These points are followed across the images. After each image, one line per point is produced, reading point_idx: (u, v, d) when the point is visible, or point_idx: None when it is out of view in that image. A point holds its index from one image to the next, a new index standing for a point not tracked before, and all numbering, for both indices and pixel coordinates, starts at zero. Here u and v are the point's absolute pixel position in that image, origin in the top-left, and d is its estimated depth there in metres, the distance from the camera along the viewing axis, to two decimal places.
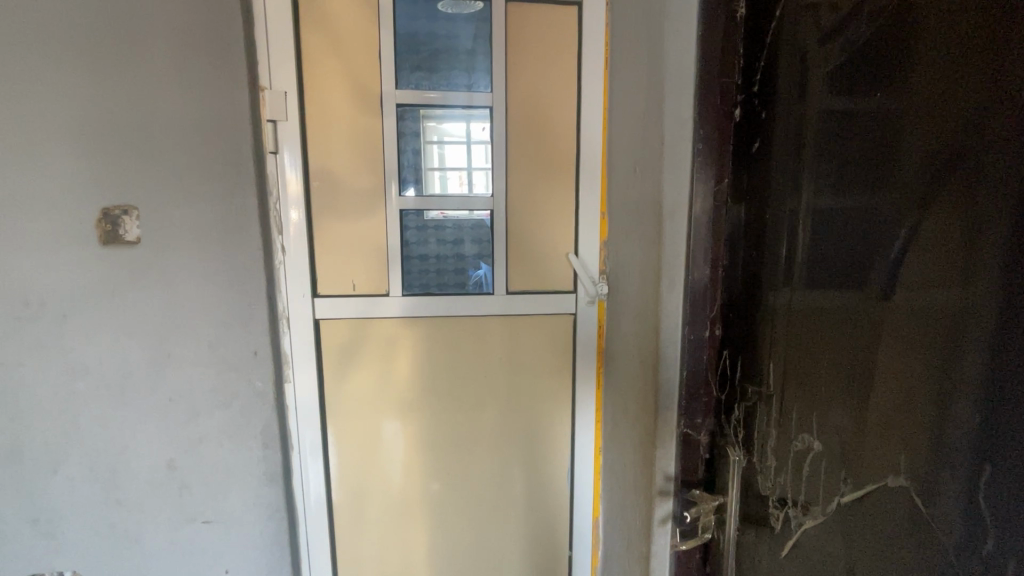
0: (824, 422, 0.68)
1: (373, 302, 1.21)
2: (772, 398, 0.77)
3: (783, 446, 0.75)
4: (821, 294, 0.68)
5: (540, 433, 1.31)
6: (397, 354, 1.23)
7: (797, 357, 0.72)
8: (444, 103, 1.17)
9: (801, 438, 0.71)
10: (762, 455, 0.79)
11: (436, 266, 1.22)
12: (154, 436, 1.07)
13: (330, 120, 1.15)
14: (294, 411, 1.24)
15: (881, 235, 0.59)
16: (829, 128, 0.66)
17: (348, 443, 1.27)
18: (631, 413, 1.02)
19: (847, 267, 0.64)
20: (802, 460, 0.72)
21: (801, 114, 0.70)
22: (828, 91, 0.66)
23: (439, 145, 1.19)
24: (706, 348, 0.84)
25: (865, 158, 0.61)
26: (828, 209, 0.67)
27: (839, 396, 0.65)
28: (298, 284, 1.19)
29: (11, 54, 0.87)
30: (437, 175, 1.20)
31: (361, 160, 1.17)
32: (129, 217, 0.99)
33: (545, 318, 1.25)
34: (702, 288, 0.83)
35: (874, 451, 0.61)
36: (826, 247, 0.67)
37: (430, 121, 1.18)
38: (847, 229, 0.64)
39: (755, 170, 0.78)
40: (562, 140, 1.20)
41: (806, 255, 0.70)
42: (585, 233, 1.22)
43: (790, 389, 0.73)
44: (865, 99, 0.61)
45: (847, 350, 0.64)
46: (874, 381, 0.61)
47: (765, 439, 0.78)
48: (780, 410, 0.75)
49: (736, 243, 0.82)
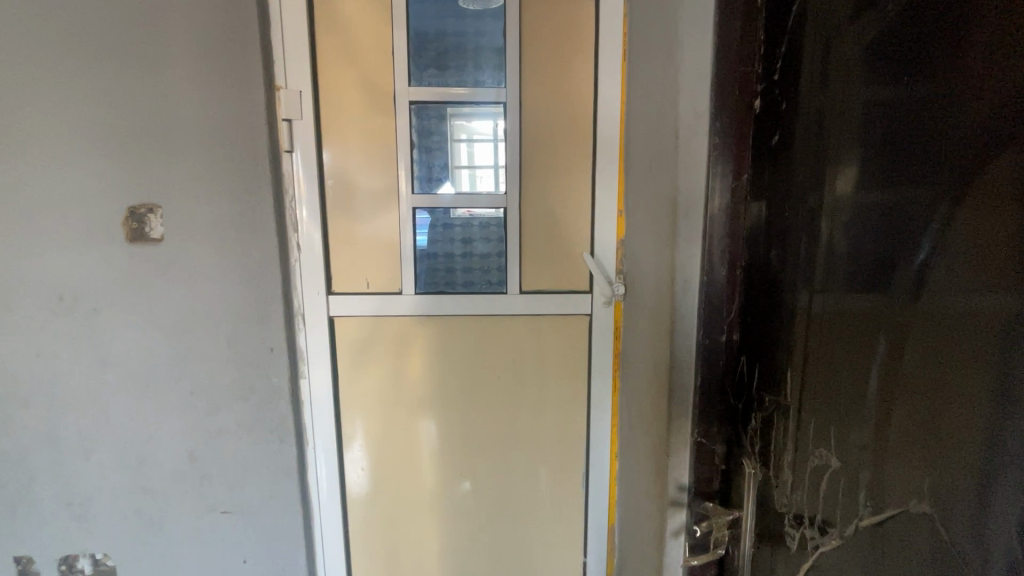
0: (843, 437, 0.63)
1: (386, 300, 1.20)
2: (790, 409, 0.71)
3: (801, 465, 0.70)
4: (844, 296, 0.63)
5: (555, 435, 1.28)
6: (410, 351, 1.23)
7: (818, 365, 0.67)
8: (473, 100, 1.16)
9: (819, 453, 0.66)
10: (778, 470, 0.74)
11: (458, 265, 1.21)
12: (176, 425, 1.12)
13: (344, 118, 1.15)
14: (310, 407, 1.23)
15: (910, 236, 0.54)
16: (857, 117, 0.61)
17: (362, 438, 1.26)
18: (646, 420, 0.97)
19: (873, 268, 0.59)
20: (820, 477, 0.67)
21: (824, 104, 0.66)
22: (856, 77, 0.61)
23: (468, 142, 1.18)
24: (723, 354, 0.80)
25: (894, 149, 0.56)
26: (854, 205, 0.61)
27: (860, 408, 0.60)
28: (313, 282, 1.18)
29: (60, 72, 0.99)
30: (465, 172, 1.18)
31: (375, 157, 1.16)
32: (153, 216, 1.05)
33: (560, 318, 1.22)
34: (717, 291, 0.79)
35: (896, 469, 0.56)
36: (850, 246, 0.62)
37: (459, 119, 1.17)
38: (874, 228, 0.59)
39: (778, 163, 0.73)
40: (578, 136, 1.17)
41: (829, 256, 0.65)
42: (601, 231, 1.18)
43: (809, 399, 0.68)
44: (898, 85, 0.56)
45: (870, 359, 0.59)
46: (900, 396, 0.55)
47: (782, 454, 0.73)
48: (798, 422, 0.70)
49: (754, 242, 0.77)
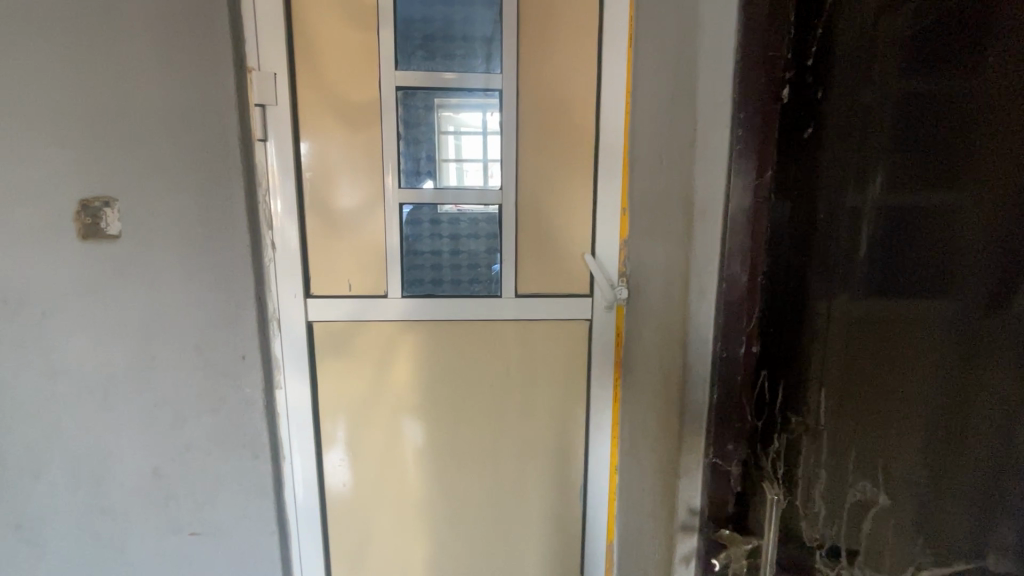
0: (894, 453, 0.63)
1: (370, 303, 1.11)
2: (822, 428, 0.68)
3: (835, 494, 0.69)
4: (882, 314, 0.62)
5: (551, 447, 1.20)
6: (396, 358, 1.14)
7: (848, 384, 0.65)
8: (460, 88, 1.07)
9: (866, 475, 0.65)
10: (807, 497, 0.71)
11: (446, 265, 1.12)
12: (138, 441, 1.02)
13: (324, 105, 1.05)
14: (286, 417, 1.13)
15: (967, 256, 0.56)
16: (897, 123, 0.59)
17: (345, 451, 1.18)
18: (653, 436, 0.90)
19: (911, 283, 0.60)
20: (865, 496, 0.66)
21: (861, 104, 0.62)
22: (899, 81, 0.59)
23: (455, 135, 1.09)
24: (741, 369, 0.72)
25: (941, 166, 0.57)
26: (886, 218, 0.61)
27: (899, 420, 0.62)
28: (290, 284, 1.09)
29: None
30: (452, 167, 1.09)
31: (358, 148, 1.07)
32: (109, 210, 0.94)
33: (557, 323, 1.14)
34: (738, 299, 0.70)
35: (977, 481, 0.59)
36: (891, 263, 0.61)
37: (445, 110, 1.08)
38: (910, 243, 0.59)
39: (808, 160, 0.66)
40: (579, 128, 1.08)
41: (866, 272, 0.63)
42: (603, 230, 1.10)
43: (844, 416, 0.66)
44: (946, 103, 0.56)
45: (912, 376, 0.60)
46: (954, 406, 0.59)
47: (813, 478, 0.70)
48: (832, 442, 0.68)
49: (778, 245, 0.69)
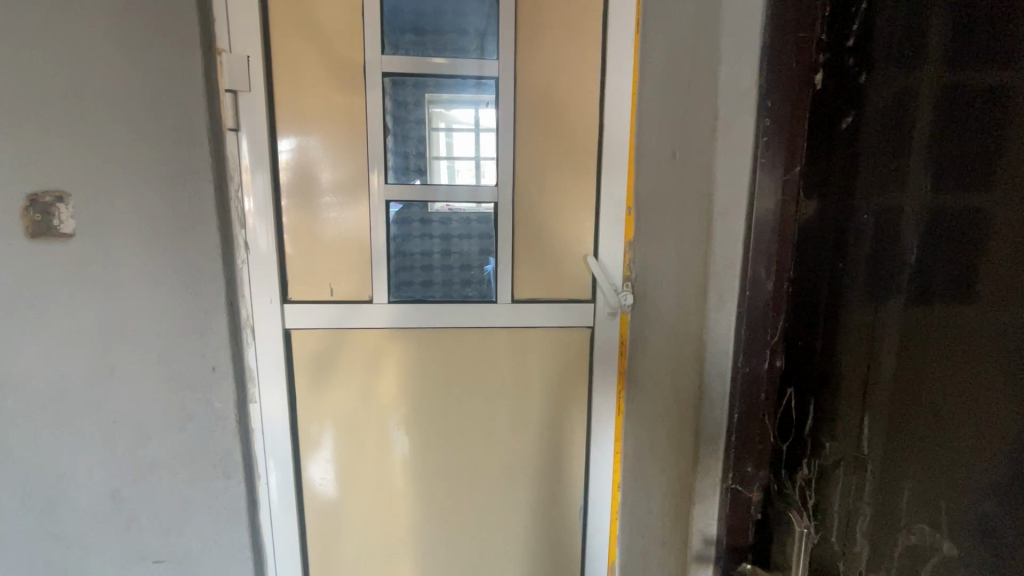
0: (952, 508, 0.48)
1: (354, 309, 1.02)
2: (861, 463, 0.58)
3: (878, 539, 0.56)
4: (924, 331, 0.51)
5: (549, 462, 1.11)
6: (382, 368, 1.05)
7: (880, 412, 0.55)
8: (451, 80, 0.99)
9: (915, 529, 0.52)
10: (844, 539, 0.60)
11: (437, 269, 1.03)
12: (95, 460, 0.92)
13: (303, 92, 0.96)
14: (260, 434, 1.03)
15: (1019, 258, 0.43)
16: (944, 101, 0.49)
17: (328, 468, 1.08)
18: (664, 455, 0.83)
19: (967, 292, 0.47)
20: (915, 558, 0.52)
21: (903, 84, 0.53)
22: (941, 53, 0.49)
23: (447, 132, 1.00)
24: (764, 383, 0.66)
25: (989, 149, 0.45)
26: (940, 215, 0.50)
27: (938, 466, 0.49)
28: (265, 289, 0.99)
29: None
30: (443, 164, 1.01)
31: (341, 140, 0.98)
32: (62, 206, 0.85)
33: (556, 330, 1.06)
34: (762, 307, 0.64)
35: None
36: (936, 269, 0.50)
37: (436, 106, 1.00)
38: (969, 240, 0.47)
39: (845, 154, 0.59)
40: (581, 120, 1.00)
41: (904, 278, 0.53)
42: (606, 231, 1.02)
43: (886, 451, 0.55)
44: (998, 63, 0.45)
45: (963, 406, 0.47)
46: (992, 453, 0.45)
47: (853, 518, 0.59)
48: (876, 483, 0.56)
49: (809, 250, 0.63)
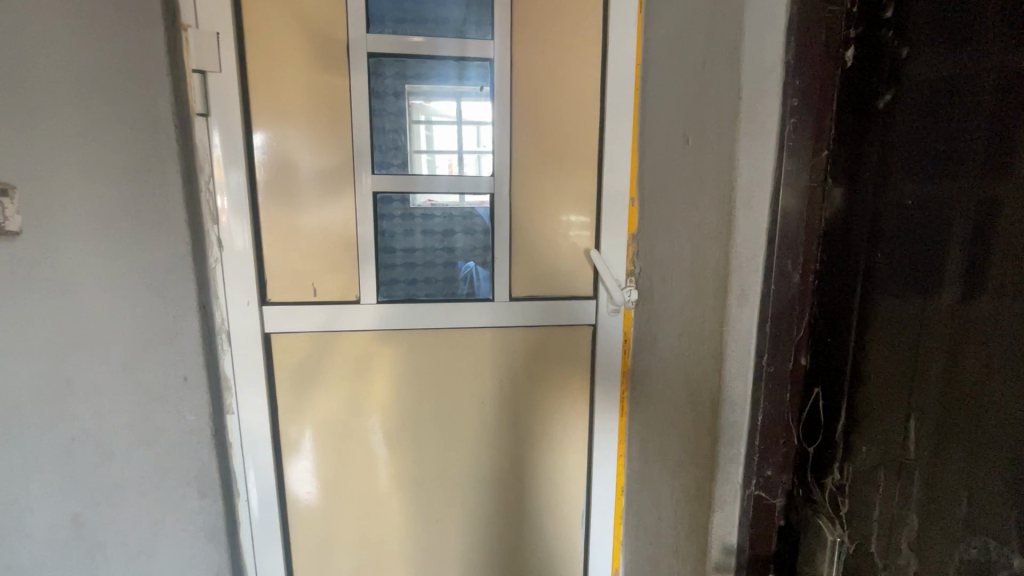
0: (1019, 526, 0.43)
1: (339, 310, 0.93)
2: (908, 470, 0.53)
3: (929, 555, 0.51)
4: (979, 327, 0.46)
5: (549, 469, 1.05)
6: (370, 375, 0.97)
7: (930, 416, 0.50)
8: (430, 70, 0.92)
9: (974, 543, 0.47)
10: (887, 551, 0.56)
11: (422, 266, 0.96)
12: (54, 498, 0.76)
13: (279, 74, 0.87)
14: (240, 448, 0.95)
15: None
16: (1002, 71, 0.44)
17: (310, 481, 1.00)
18: (678, 461, 0.77)
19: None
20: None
21: (951, 59, 0.48)
22: (997, 21, 0.44)
23: (427, 125, 0.93)
24: (788, 383, 0.62)
25: None
26: (998, 198, 0.45)
27: (995, 474, 0.45)
28: (240, 290, 0.90)
29: None
30: (425, 158, 0.93)
31: (322, 126, 0.89)
32: (5, 201, 0.67)
33: (556, 330, 0.99)
34: (787, 302, 0.60)
35: None
36: (995, 259, 0.45)
37: (415, 97, 0.92)
38: None
39: (880, 138, 0.55)
40: (581, 106, 0.94)
41: (955, 270, 0.48)
42: (609, 224, 0.96)
43: (939, 458, 0.50)
44: None
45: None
46: None
47: (896, 530, 0.54)
48: (924, 493, 0.51)
49: (837, 240, 0.59)
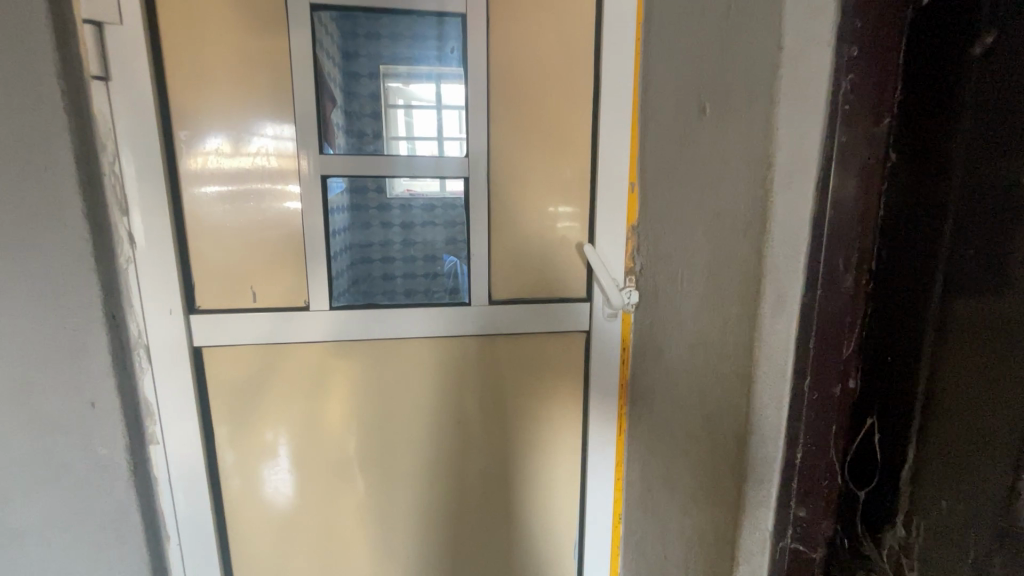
0: None
1: (286, 318, 0.78)
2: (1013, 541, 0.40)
3: None
4: None
5: (537, 493, 0.92)
6: (327, 392, 0.82)
7: None
8: (404, 41, 0.78)
9: None
10: None
11: (400, 262, 0.83)
12: None
13: (202, 31, 0.71)
14: (168, 483, 0.79)
15: None
16: None
17: (285, 474, 0.84)
18: (693, 496, 0.64)
19: None
20: None
21: None
22: None
23: (407, 109, 0.79)
24: (836, 414, 0.49)
25: None
26: None
27: None
28: (159, 295, 0.74)
29: None
30: (403, 143, 0.79)
31: (257, 97, 0.73)
32: None
33: (543, 337, 0.86)
34: (838, 314, 0.47)
35: None
36: None
37: (391, 79, 0.78)
38: None
39: (971, 104, 0.42)
40: (573, 74, 0.80)
41: None
42: (605, 214, 0.82)
43: None
44: None
45: None
46: None
47: None
48: None
49: (904, 234, 0.46)
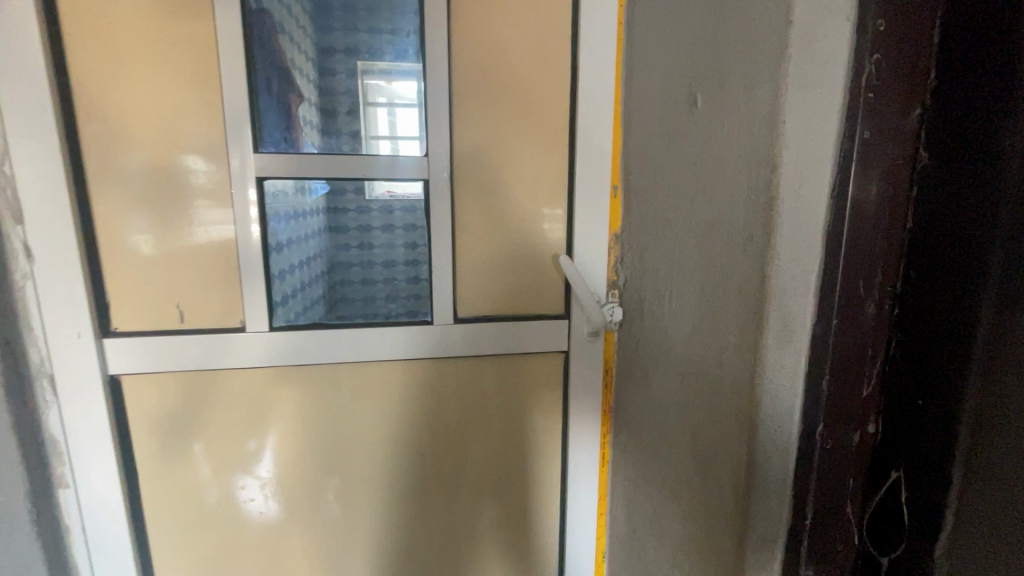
0: None
1: (218, 340, 0.68)
2: None
3: None
4: None
5: (512, 533, 0.81)
6: (270, 422, 0.72)
7: None
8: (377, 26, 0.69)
9: None
10: None
11: (381, 267, 0.74)
12: None
13: (111, 13, 0.62)
14: (81, 531, 0.69)
15: None
16: None
17: (262, 487, 0.74)
18: (687, 551, 0.55)
19: None
20: None
21: None
22: None
23: (389, 105, 0.70)
24: (853, 466, 0.41)
25: None
26: None
27: None
28: (62, 317, 0.64)
29: None
30: (386, 143, 0.70)
31: (178, 88, 0.64)
32: None
33: (515, 358, 0.77)
34: (857, 346, 0.40)
35: None
36: None
37: (371, 72, 0.70)
38: None
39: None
40: (547, 62, 0.71)
41: None
42: (583, 221, 0.73)
43: None
44: None
45: None
46: None
47: None
48: None
49: (939, 252, 0.38)
